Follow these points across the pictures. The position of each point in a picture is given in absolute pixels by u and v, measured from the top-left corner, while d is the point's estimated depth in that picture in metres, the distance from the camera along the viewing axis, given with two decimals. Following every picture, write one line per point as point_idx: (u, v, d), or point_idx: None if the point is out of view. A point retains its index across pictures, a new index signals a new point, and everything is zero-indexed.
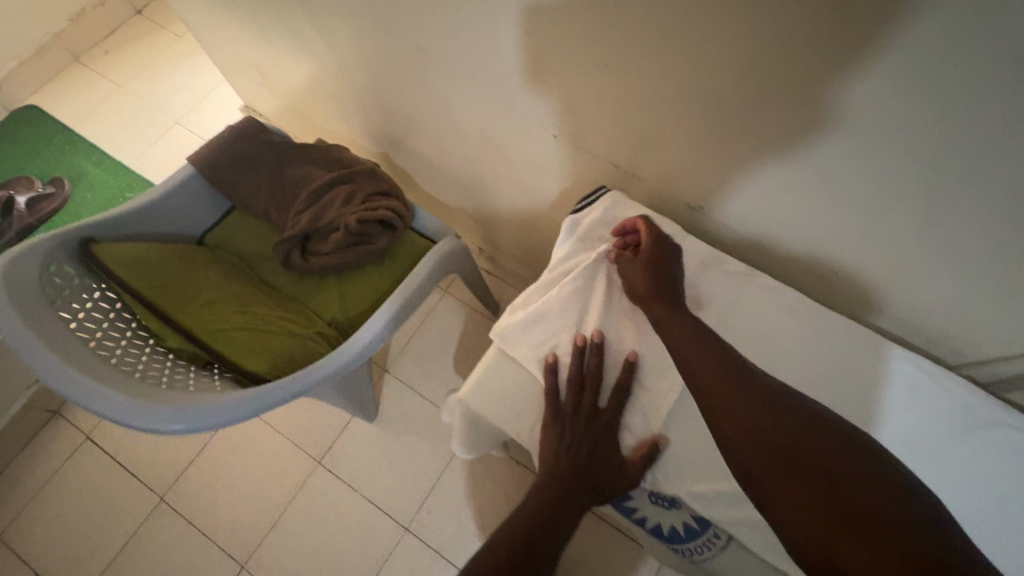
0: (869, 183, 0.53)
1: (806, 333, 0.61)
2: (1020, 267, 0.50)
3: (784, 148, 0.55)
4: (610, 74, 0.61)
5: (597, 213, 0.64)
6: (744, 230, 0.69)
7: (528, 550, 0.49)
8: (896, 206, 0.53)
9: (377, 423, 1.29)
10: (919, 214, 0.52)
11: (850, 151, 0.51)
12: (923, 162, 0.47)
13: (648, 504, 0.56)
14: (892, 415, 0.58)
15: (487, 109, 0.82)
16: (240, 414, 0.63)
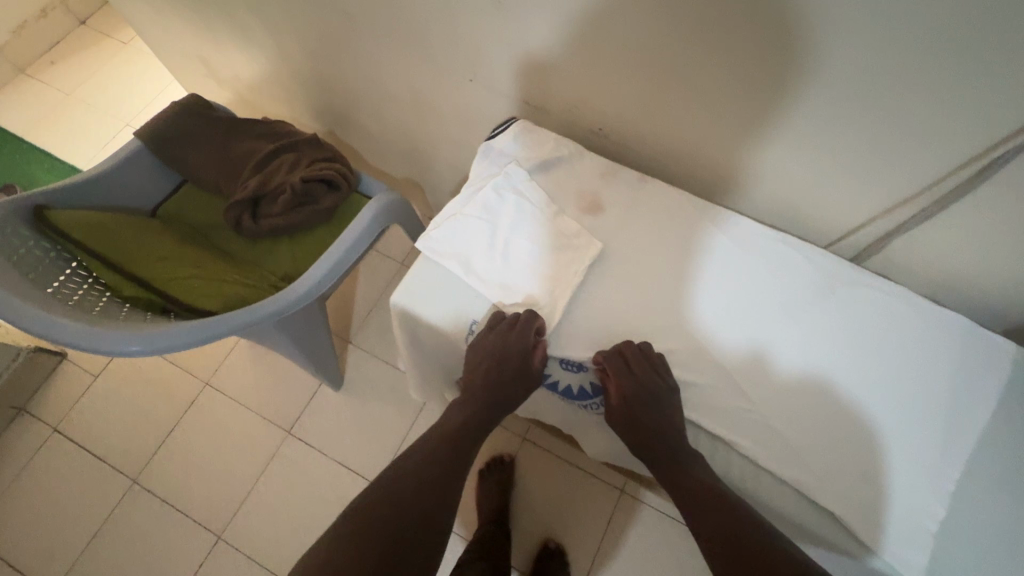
0: (736, 80, 0.60)
1: (703, 258, 0.68)
2: (901, 147, 0.57)
3: (695, 59, 0.61)
4: (507, 13, 0.69)
5: (508, 138, 0.72)
6: (644, 148, 0.78)
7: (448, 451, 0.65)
8: (806, 112, 0.59)
9: (343, 391, 1.34)
10: (828, 119, 0.58)
11: (697, 50, 0.60)
12: (829, 62, 0.53)
13: (560, 370, 0.66)
14: (833, 403, 0.61)
15: (412, 66, 0.90)
16: (195, 338, 0.69)
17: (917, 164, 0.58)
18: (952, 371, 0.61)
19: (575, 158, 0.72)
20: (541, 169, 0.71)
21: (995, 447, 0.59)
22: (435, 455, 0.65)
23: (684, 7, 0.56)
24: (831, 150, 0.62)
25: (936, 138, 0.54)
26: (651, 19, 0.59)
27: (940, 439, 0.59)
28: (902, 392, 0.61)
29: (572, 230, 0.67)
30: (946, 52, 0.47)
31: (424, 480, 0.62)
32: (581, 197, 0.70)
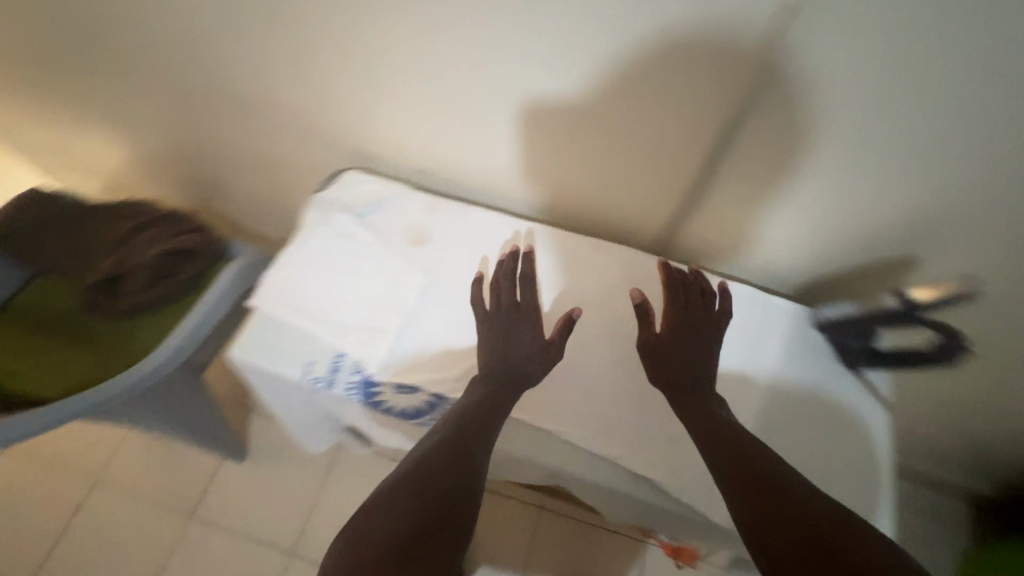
0: (503, 105, 0.66)
1: (508, 249, 0.73)
2: (655, 148, 0.64)
3: (467, 90, 0.66)
4: (305, 78, 0.75)
5: (335, 190, 0.77)
6: (461, 184, 0.82)
7: (462, 447, 0.56)
8: (570, 124, 0.65)
9: (247, 462, 1.29)
10: (588, 127, 0.64)
11: (469, 83, 0.65)
12: (566, 76, 0.60)
13: (394, 392, 0.64)
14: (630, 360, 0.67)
15: (248, 133, 0.93)
16: (43, 423, 0.76)
17: (671, 162, 0.65)
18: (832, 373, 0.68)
19: (403, 197, 0.77)
20: (371, 211, 0.76)
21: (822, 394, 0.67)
22: (448, 461, 0.55)
23: (432, 50, 0.63)
24: (606, 158, 0.68)
25: (674, 141, 0.62)
26: (421, 64, 0.65)
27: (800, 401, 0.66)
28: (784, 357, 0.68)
29: (401, 267, 0.72)
30: (641, 60, 0.55)
31: (437, 492, 0.52)
32: (409, 232, 0.75)
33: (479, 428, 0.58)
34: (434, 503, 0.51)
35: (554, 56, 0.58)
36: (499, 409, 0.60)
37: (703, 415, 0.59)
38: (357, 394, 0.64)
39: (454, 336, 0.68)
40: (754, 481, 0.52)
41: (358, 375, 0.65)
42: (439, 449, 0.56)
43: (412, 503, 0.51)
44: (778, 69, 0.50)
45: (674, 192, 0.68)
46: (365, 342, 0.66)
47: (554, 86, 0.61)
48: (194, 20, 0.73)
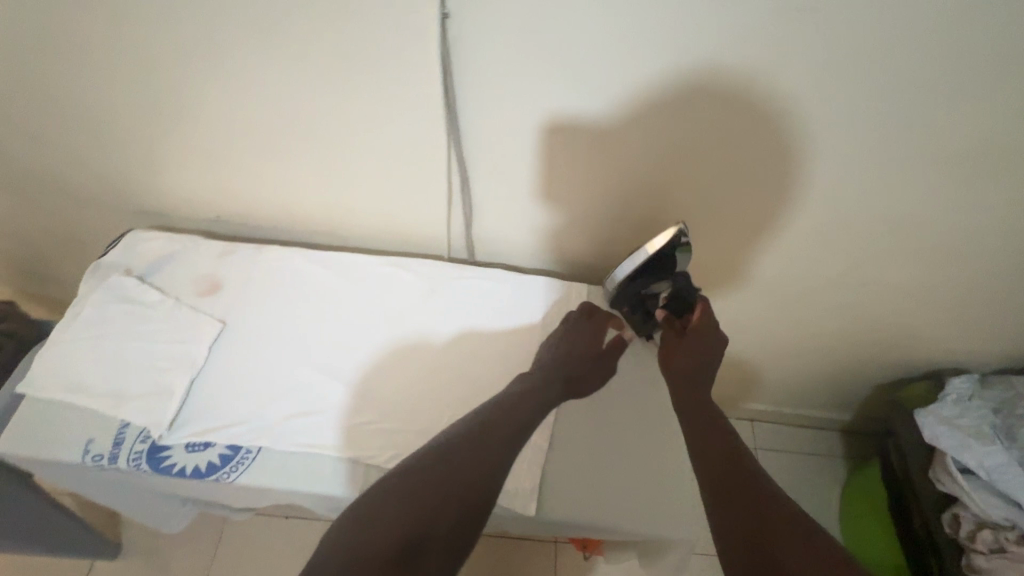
0: (260, 129, 0.68)
1: (308, 280, 0.74)
2: (409, 151, 0.67)
3: (221, 121, 0.67)
4: (64, 139, 0.73)
5: (114, 253, 0.73)
6: (260, 224, 0.82)
7: (486, 452, 0.54)
8: (325, 140, 0.68)
9: (121, 561, 1.17)
10: (344, 140, 0.67)
11: (218, 115, 0.67)
12: (300, 92, 0.62)
13: (184, 450, 0.61)
14: (435, 365, 0.68)
15: (32, 207, 0.88)
16: None
17: (428, 162, 0.68)
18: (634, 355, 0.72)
19: (191, 250, 0.75)
20: (155, 269, 0.73)
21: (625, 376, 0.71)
22: (472, 458, 0.53)
23: (170, 86, 0.64)
24: (376, 170, 0.70)
25: (422, 141, 0.65)
26: (171, 103, 0.66)
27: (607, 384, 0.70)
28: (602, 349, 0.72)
29: (188, 319, 0.69)
30: (354, 64, 0.58)
31: (444, 492, 0.50)
32: (197, 282, 0.73)
33: (512, 435, 0.56)
34: (433, 511, 0.48)
35: (286, 73, 0.61)
36: (539, 410, 0.60)
37: (711, 412, 0.60)
38: (141, 460, 0.60)
39: (251, 378, 0.66)
40: (748, 476, 0.52)
41: (145, 442, 0.61)
42: (461, 463, 0.52)
43: (406, 502, 0.49)
44: (471, 56, 0.56)
45: (447, 193, 0.71)
46: (151, 407, 0.63)
47: (301, 104, 0.64)
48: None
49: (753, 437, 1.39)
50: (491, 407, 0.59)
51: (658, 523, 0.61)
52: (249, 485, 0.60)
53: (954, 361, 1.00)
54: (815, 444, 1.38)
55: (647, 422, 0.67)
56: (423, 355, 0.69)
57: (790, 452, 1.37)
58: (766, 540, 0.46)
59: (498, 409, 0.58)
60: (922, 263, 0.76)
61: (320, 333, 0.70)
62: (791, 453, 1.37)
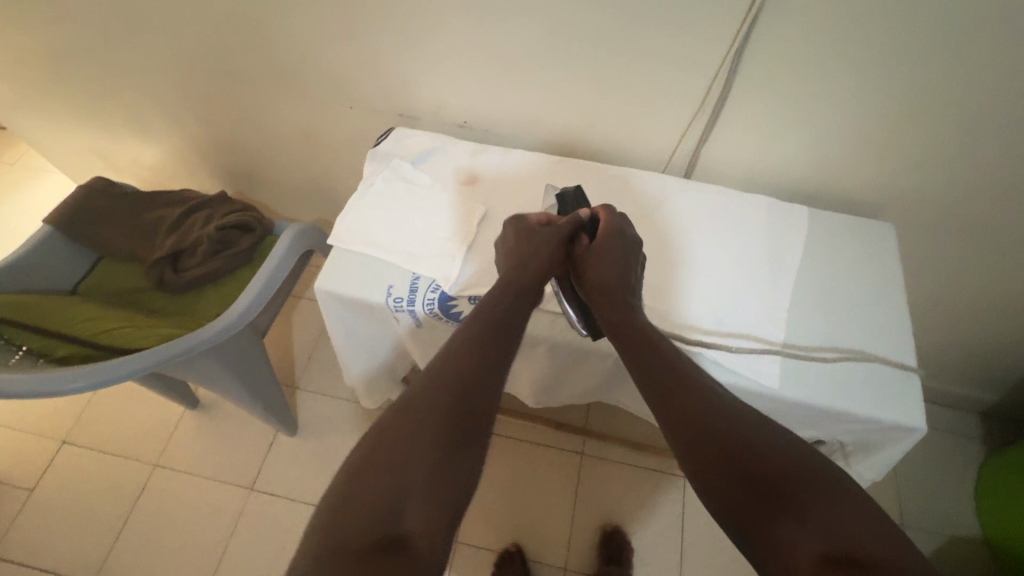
0: (543, 40, 0.76)
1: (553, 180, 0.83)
2: (677, 64, 0.74)
3: (511, 31, 0.77)
4: (363, 40, 0.86)
5: (389, 142, 0.86)
6: (501, 130, 0.93)
7: (451, 409, 0.50)
8: (601, 51, 0.75)
9: (300, 436, 1.34)
10: (619, 53, 0.75)
11: (512, 24, 0.76)
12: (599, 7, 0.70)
13: (467, 302, 0.72)
14: (675, 257, 0.77)
15: (302, 106, 1.03)
16: (139, 368, 0.79)
17: (693, 74, 0.75)
18: (869, 267, 0.77)
19: (450, 146, 0.86)
20: (423, 157, 0.84)
21: (868, 283, 0.76)
22: (431, 417, 0.49)
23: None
24: (636, 83, 0.78)
25: (695, 54, 0.72)
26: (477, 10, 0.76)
27: (846, 287, 0.75)
28: (837, 255, 0.78)
29: (456, 202, 0.80)
30: None
31: (415, 457, 0.47)
32: (459, 172, 0.83)
33: (467, 383, 0.52)
34: (406, 480, 0.45)
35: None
36: (477, 357, 0.54)
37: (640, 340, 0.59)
38: (434, 306, 0.72)
39: None
40: (716, 439, 0.50)
41: (435, 292, 0.73)
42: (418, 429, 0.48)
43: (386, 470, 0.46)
44: None
45: (696, 106, 0.79)
46: (436, 265, 0.74)
47: (600, 17, 0.71)
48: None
49: None
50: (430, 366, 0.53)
51: (889, 411, 0.65)
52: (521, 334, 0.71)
53: None
54: (953, 419, 1.37)
55: (876, 326, 0.72)
56: (663, 248, 0.77)
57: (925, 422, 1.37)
58: (761, 519, 0.46)
59: (440, 363, 0.53)
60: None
61: None
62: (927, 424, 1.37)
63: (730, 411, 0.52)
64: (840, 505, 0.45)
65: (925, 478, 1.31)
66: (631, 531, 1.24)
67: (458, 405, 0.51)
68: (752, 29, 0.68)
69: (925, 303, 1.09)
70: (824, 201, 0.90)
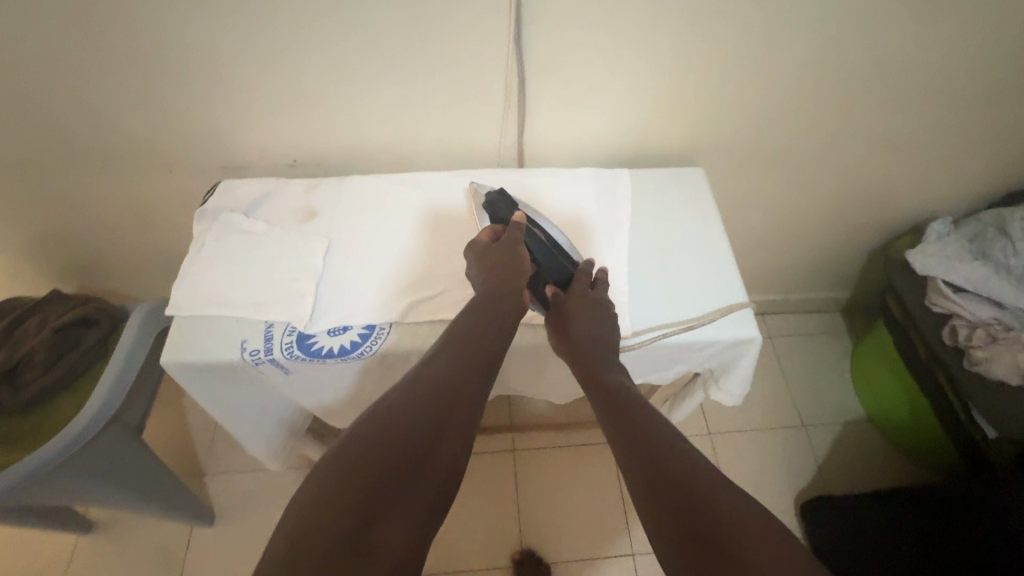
0: (341, 66, 0.78)
1: (393, 197, 0.84)
2: (471, 65, 0.79)
3: (308, 63, 0.78)
4: (160, 101, 0.83)
5: (217, 197, 0.83)
6: (333, 160, 0.93)
7: (425, 441, 0.54)
8: (398, 66, 0.78)
9: (219, 522, 1.25)
10: (416, 65, 0.78)
11: (305, 55, 0.77)
12: (383, 25, 0.73)
13: (327, 335, 0.71)
14: None
15: (118, 180, 0.96)
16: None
17: (490, 70, 0.80)
18: (689, 205, 0.86)
19: (282, 188, 0.85)
20: (256, 206, 0.82)
21: (691, 220, 0.84)
22: (407, 440, 0.53)
23: (266, 34, 0.74)
24: (440, 89, 0.82)
25: (483, 52, 0.77)
26: (265, 49, 0.76)
27: (674, 229, 0.83)
28: (661, 202, 0.86)
29: (300, 241, 0.79)
30: None
31: (386, 474, 0.50)
32: (296, 212, 0.82)
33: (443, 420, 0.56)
34: (377, 496, 0.48)
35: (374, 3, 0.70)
36: (454, 397, 0.58)
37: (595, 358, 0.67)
38: (293, 347, 0.70)
39: (368, 276, 0.77)
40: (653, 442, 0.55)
41: (292, 334, 0.71)
42: (390, 450, 0.52)
43: (358, 477, 0.49)
44: None
45: (502, 100, 0.84)
46: (289, 308, 0.73)
47: (383, 32, 0.74)
48: (35, 69, 0.77)
49: (765, 327, 1.55)
50: (410, 396, 0.57)
51: (730, 328, 0.73)
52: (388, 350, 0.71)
53: (928, 206, 1.19)
54: (818, 321, 1.55)
55: (704, 254, 0.80)
56: None
57: (797, 332, 1.54)
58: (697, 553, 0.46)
59: (422, 395, 0.57)
60: (880, 102, 0.96)
61: (417, 234, 0.81)
62: (799, 333, 1.54)
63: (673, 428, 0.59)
64: (756, 522, 0.47)
65: (811, 380, 1.47)
66: (576, 510, 1.27)
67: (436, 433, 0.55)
68: (524, 20, 0.74)
69: (759, 229, 1.23)
70: (645, 160, 1.00)
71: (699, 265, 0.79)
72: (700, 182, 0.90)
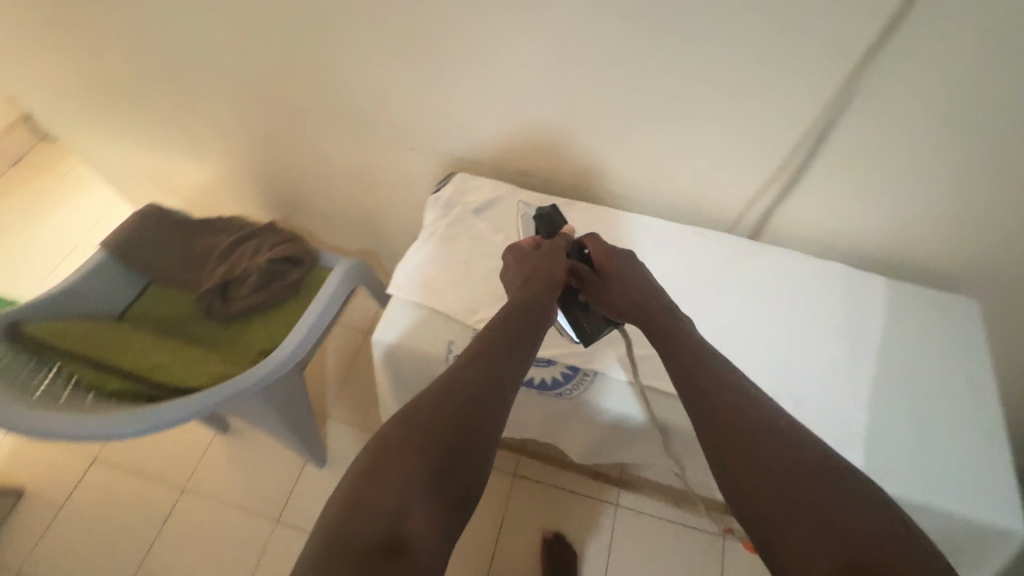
0: (622, 99, 0.75)
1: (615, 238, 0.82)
2: (760, 128, 0.71)
3: (590, 88, 0.75)
4: (434, 87, 0.85)
5: (451, 189, 0.85)
6: (564, 179, 0.91)
7: (472, 418, 0.49)
8: (682, 110, 0.73)
9: (329, 466, 1.32)
10: (703, 114, 0.73)
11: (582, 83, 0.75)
12: (688, 71, 0.69)
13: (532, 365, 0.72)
14: (745, 320, 0.74)
15: (360, 142, 1.02)
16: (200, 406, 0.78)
17: (780, 137, 0.72)
18: (956, 344, 0.73)
19: (512, 196, 0.85)
20: (486, 208, 0.83)
21: (953, 363, 0.71)
22: (452, 416, 0.49)
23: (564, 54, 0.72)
24: (713, 144, 0.76)
25: (785, 119, 0.69)
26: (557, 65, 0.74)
27: (931, 366, 0.71)
28: (919, 329, 0.74)
29: None
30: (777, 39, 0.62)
31: (431, 452, 0.46)
32: (522, 224, 0.81)
33: (489, 394, 0.52)
34: (418, 477, 0.45)
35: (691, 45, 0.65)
36: (503, 372, 0.54)
37: (661, 331, 0.60)
38: None
39: None
40: (739, 416, 0.49)
41: None
42: (437, 429, 0.48)
43: (403, 453, 0.46)
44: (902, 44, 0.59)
45: (775, 169, 0.76)
46: None
47: (685, 77, 0.69)
48: (344, 36, 0.82)
49: None
50: (458, 367, 0.53)
51: (988, 509, 0.60)
52: (587, 400, 0.71)
53: None
54: None
55: (967, 413, 0.67)
56: (733, 312, 0.75)
57: None
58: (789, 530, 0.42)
59: (469, 365, 0.53)
60: None
61: None
62: None
63: (750, 394, 0.51)
64: (869, 512, 0.42)
65: None
66: None
67: (484, 411, 0.51)
68: (853, 99, 0.65)
69: None
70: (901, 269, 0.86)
71: (956, 419, 0.66)
72: (974, 320, 0.75)
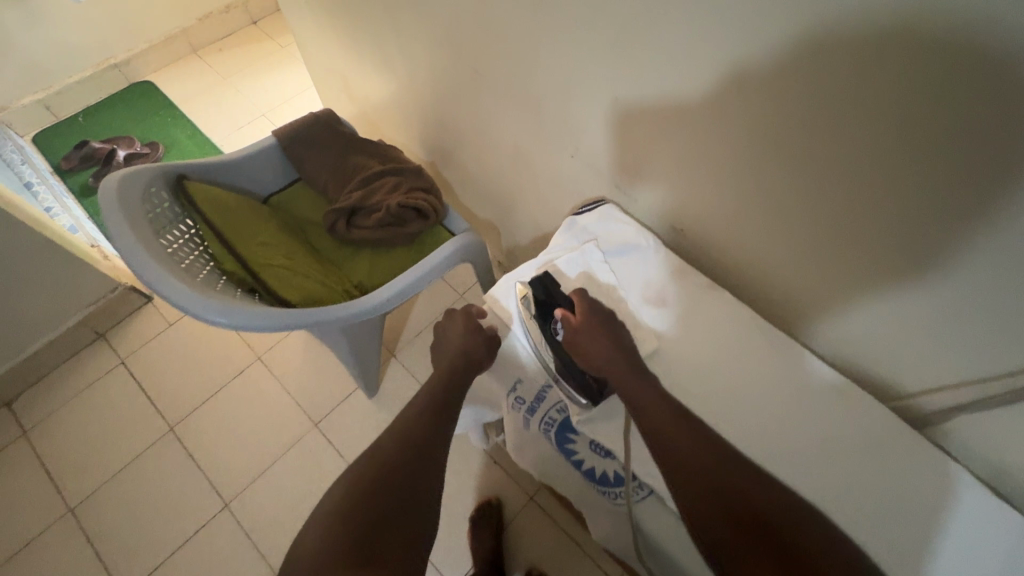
0: (824, 211, 0.59)
1: (744, 348, 0.69)
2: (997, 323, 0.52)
3: (789, 182, 0.60)
4: (616, 108, 0.75)
5: (593, 217, 0.80)
6: (721, 253, 0.78)
7: (412, 465, 0.64)
8: (898, 257, 0.56)
9: (376, 400, 1.37)
10: (924, 273, 0.55)
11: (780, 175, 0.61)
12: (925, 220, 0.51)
13: (587, 449, 0.67)
14: (859, 521, 0.58)
15: (526, 127, 0.96)
16: (281, 321, 0.81)
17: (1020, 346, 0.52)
18: None
19: (652, 252, 0.76)
20: (619, 253, 0.77)
21: None
22: (402, 464, 0.63)
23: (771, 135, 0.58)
24: (921, 308, 0.57)
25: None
26: (758, 143, 0.60)
27: None
28: None
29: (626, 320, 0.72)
30: None
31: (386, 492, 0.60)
32: (648, 289, 0.74)
33: (428, 445, 0.67)
34: (377, 515, 0.58)
35: (941, 199, 0.48)
36: (437, 425, 0.69)
37: (635, 390, 0.62)
38: (555, 432, 0.69)
39: None
40: (720, 469, 0.55)
41: (559, 414, 0.69)
42: (392, 478, 0.61)
43: (362, 501, 0.59)
44: None
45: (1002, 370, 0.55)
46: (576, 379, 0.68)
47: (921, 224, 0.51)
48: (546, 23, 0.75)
49: None
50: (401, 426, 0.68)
51: None
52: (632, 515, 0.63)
53: None
54: None
55: None
56: (849, 503, 0.59)
57: None
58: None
59: (411, 427, 0.68)
60: None
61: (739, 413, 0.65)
62: None
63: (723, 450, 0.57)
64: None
65: None
66: None
67: (423, 456, 0.65)
68: None
69: None
70: None
71: None
72: None
